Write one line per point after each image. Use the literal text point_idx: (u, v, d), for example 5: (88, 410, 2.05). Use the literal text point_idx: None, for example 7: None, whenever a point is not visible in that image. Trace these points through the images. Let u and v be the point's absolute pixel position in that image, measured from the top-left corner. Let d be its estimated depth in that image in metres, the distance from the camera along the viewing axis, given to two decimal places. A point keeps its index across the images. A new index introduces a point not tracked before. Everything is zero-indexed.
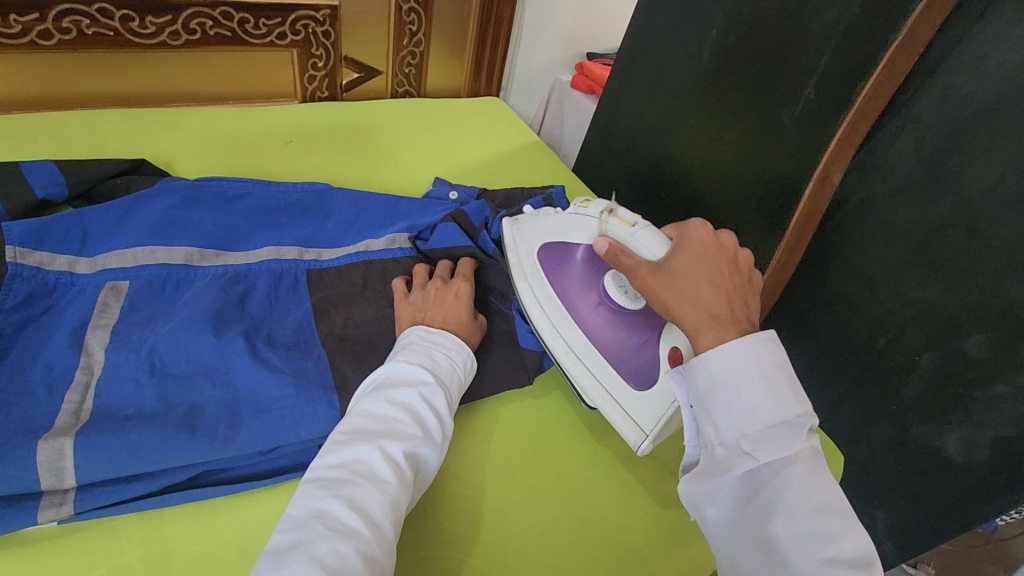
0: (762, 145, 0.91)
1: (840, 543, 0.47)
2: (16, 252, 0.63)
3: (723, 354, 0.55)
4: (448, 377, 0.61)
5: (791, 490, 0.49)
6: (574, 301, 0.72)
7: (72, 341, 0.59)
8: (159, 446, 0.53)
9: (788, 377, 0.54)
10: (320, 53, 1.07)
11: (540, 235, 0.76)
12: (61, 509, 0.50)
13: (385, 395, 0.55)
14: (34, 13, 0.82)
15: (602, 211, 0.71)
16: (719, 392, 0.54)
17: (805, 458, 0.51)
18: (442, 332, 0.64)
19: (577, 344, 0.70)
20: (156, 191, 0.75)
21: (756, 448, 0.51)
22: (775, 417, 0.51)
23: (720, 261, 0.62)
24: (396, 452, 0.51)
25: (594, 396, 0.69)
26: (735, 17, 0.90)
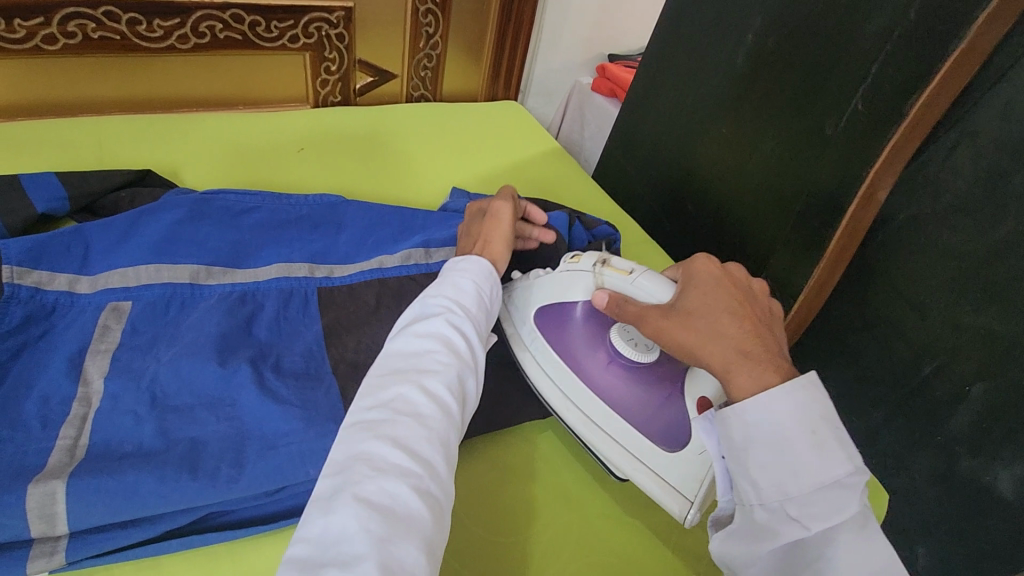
0: (801, 156, 0.86)
1: None
2: (13, 272, 0.60)
3: (760, 406, 0.47)
4: (474, 306, 0.57)
5: (848, 564, 0.43)
6: (584, 365, 0.65)
7: (70, 370, 0.56)
8: (159, 490, 0.49)
9: (835, 425, 0.47)
10: (334, 56, 1.03)
11: (535, 299, 0.69)
12: (52, 558, 0.46)
13: (412, 332, 0.51)
14: (38, 17, 0.79)
15: (594, 263, 0.66)
16: (758, 447, 0.47)
17: (860, 520, 0.44)
18: (466, 258, 0.62)
19: (594, 410, 0.63)
20: (160, 205, 0.71)
21: (804, 514, 0.44)
22: (824, 477, 0.44)
23: (735, 294, 0.56)
24: (434, 385, 0.47)
25: (623, 466, 0.61)
26: (773, 19, 0.84)
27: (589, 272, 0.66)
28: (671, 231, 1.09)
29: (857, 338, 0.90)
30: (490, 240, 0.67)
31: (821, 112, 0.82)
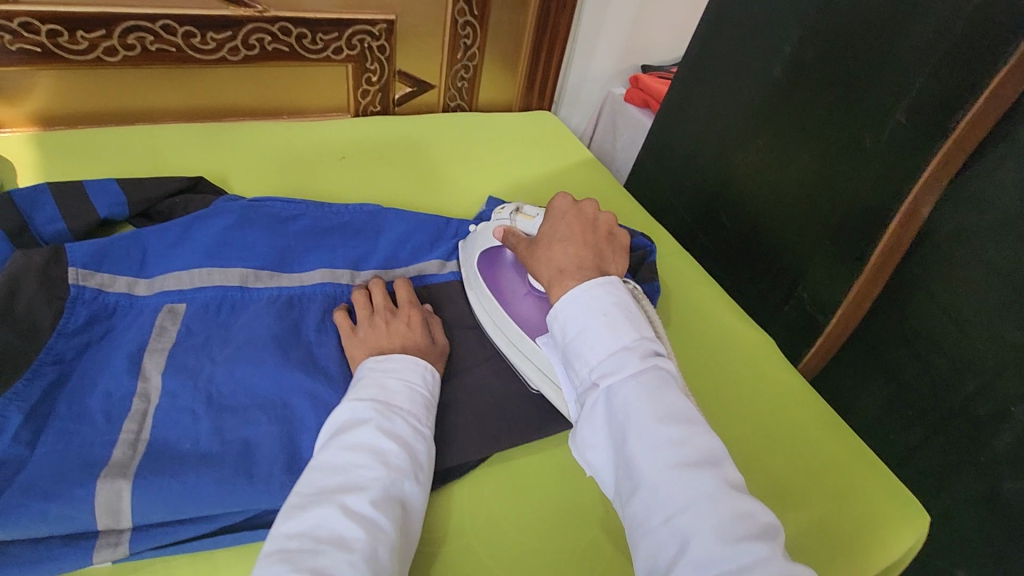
0: (840, 171, 0.85)
1: (685, 448, 0.46)
2: (79, 274, 0.63)
3: (563, 299, 0.55)
4: (408, 403, 0.56)
5: (640, 410, 0.48)
6: (506, 296, 0.73)
7: (130, 366, 0.58)
8: (215, 487, 0.51)
9: (626, 308, 0.54)
10: (375, 67, 1.06)
11: (478, 244, 0.78)
12: (117, 549, 0.48)
13: (339, 443, 0.51)
14: (101, 29, 0.82)
15: (510, 212, 0.77)
16: (567, 334, 0.54)
17: (648, 374, 0.50)
18: (390, 356, 0.60)
19: (512, 332, 0.71)
20: (212, 211, 0.74)
21: (600, 375, 0.51)
22: (613, 343, 0.51)
23: (574, 224, 0.64)
24: (359, 505, 0.47)
25: (532, 378, 0.69)
26: (815, 33, 0.84)
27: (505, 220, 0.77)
28: (706, 242, 1.09)
29: (896, 354, 0.88)
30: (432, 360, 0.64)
31: (863, 127, 0.81)
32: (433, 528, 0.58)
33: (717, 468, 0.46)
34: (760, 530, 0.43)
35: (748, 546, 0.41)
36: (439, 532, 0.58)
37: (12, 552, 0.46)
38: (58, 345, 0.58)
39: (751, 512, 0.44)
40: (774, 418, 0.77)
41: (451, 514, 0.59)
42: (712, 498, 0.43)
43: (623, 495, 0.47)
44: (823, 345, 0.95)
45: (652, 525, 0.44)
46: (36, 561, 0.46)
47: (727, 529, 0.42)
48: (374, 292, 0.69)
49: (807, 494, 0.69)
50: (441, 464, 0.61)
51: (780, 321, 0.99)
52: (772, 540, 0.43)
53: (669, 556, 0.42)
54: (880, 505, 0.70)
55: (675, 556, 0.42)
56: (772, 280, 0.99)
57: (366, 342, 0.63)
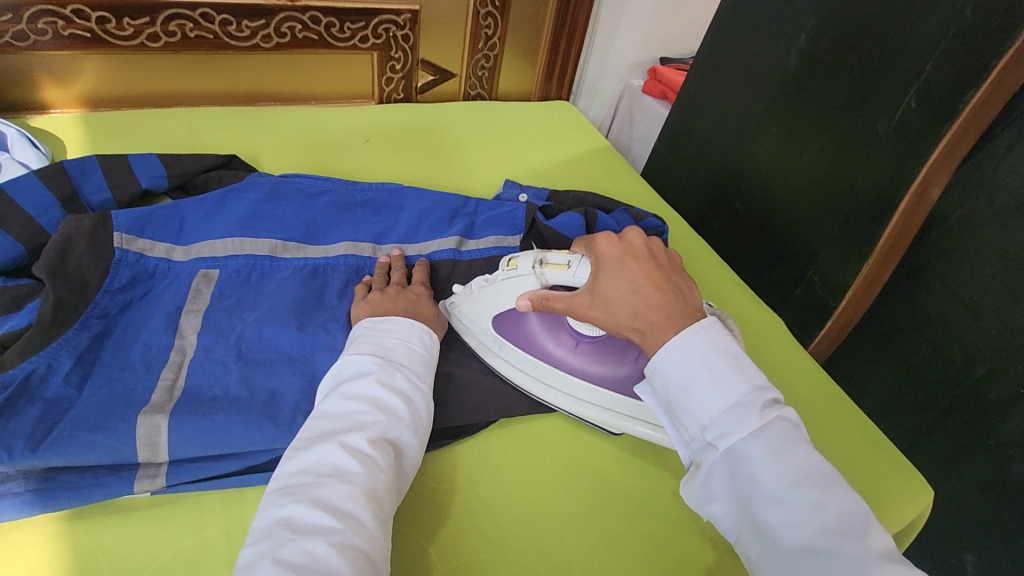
0: (851, 155, 0.87)
1: (822, 507, 0.45)
2: (122, 238, 0.68)
3: (665, 352, 0.54)
4: (405, 358, 0.59)
5: (766, 470, 0.47)
6: (553, 355, 0.69)
7: (168, 323, 0.63)
8: (244, 431, 0.55)
9: (735, 359, 0.53)
10: (399, 56, 1.10)
11: (489, 308, 0.70)
12: (154, 480, 0.52)
13: (341, 392, 0.54)
14: (145, 17, 0.88)
15: (533, 265, 0.66)
16: (674, 389, 0.53)
17: (769, 430, 0.49)
18: (388, 317, 0.63)
19: (579, 388, 0.68)
20: (244, 186, 0.79)
21: (718, 435, 0.50)
22: (726, 399, 0.50)
23: (640, 264, 0.60)
24: (356, 442, 0.49)
25: (615, 425, 0.66)
26: (827, 20, 0.86)
27: (529, 275, 0.66)
28: (719, 228, 1.10)
29: (906, 338, 0.89)
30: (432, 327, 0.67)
31: (874, 111, 0.82)
32: (444, 481, 0.61)
33: (860, 537, 0.44)
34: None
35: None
36: (451, 485, 0.61)
37: (64, 479, 0.51)
38: (103, 301, 0.63)
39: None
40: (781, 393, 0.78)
41: (462, 468, 0.63)
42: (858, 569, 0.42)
43: (757, 558, 0.47)
44: (835, 325, 0.95)
45: None
46: (83, 487, 0.50)
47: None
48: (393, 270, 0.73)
49: None
50: (453, 422, 0.64)
51: (792, 305, 1.00)
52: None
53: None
54: (883, 478, 0.71)
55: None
56: (784, 265, 1.00)
57: (370, 305, 0.65)
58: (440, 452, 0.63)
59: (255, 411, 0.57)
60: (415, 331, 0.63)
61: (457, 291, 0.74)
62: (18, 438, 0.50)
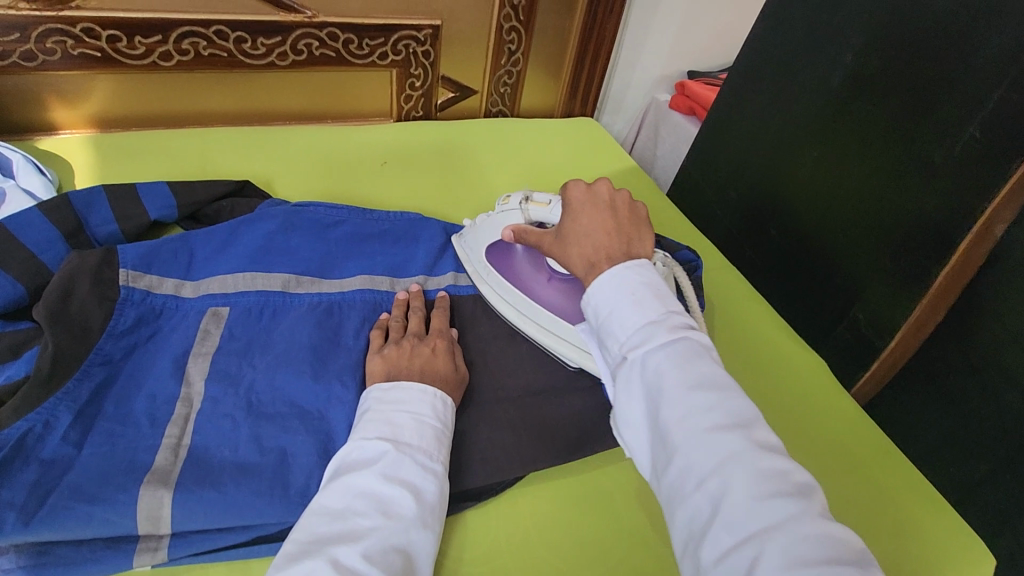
0: (903, 186, 0.80)
1: (717, 413, 0.43)
2: (128, 275, 0.64)
3: (597, 281, 0.53)
4: (416, 438, 0.54)
5: (670, 379, 0.45)
6: (528, 285, 0.74)
7: (175, 370, 0.59)
8: (252, 498, 0.51)
9: (655, 285, 0.51)
10: (419, 72, 1.06)
11: (482, 239, 0.78)
12: (156, 554, 0.48)
13: (340, 486, 0.49)
14: (157, 35, 0.84)
15: (520, 201, 0.74)
16: (596, 312, 0.52)
17: (677, 344, 0.47)
18: (399, 385, 0.57)
19: (544, 319, 0.72)
20: (257, 216, 0.75)
21: (629, 348, 0.48)
22: (640, 316, 0.49)
23: (598, 210, 0.61)
24: (350, 558, 0.44)
25: (572, 357, 0.70)
26: (880, 40, 0.80)
27: (516, 209, 0.75)
28: (752, 255, 1.05)
29: (958, 382, 0.83)
30: (456, 380, 0.62)
31: (932, 141, 0.77)
32: (467, 548, 0.57)
33: (750, 431, 0.43)
34: (795, 491, 0.40)
35: (782, 505, 0.38)
36: (475, 552, 0.56)
37: (59, 553, 0.47)
38: (107, 346, 0.59)
39: (785, 471, 0.41)
40: (828, 445, 0.73)
41: (487, 533, 0.58)
42: (744, 459, 0.40)
43: (657, 465, 0.44)
44: (881, 366, 0.90)
45: (685, 492, 0.41)
46: (79, 563, 0.47)
47: (761, 485, 0.39)
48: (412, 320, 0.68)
49: (861, 519, 0.66)
50: (477, 481, 0.60)
51: (831, 341, 0.95)
52: (808, 499, 0.40)
53: (702, 520, 0.40)
54: (943, 545, 0.65)
55: (707, 519, 0.40)
56: (824, 298, 0.94)
57: (384, 361, 0.61)
58: (462, 515, 0.59)
59: (265, 476, 0.53)
60: (432, 392, 0.58)
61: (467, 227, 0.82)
62: (10, 509, 0.46)
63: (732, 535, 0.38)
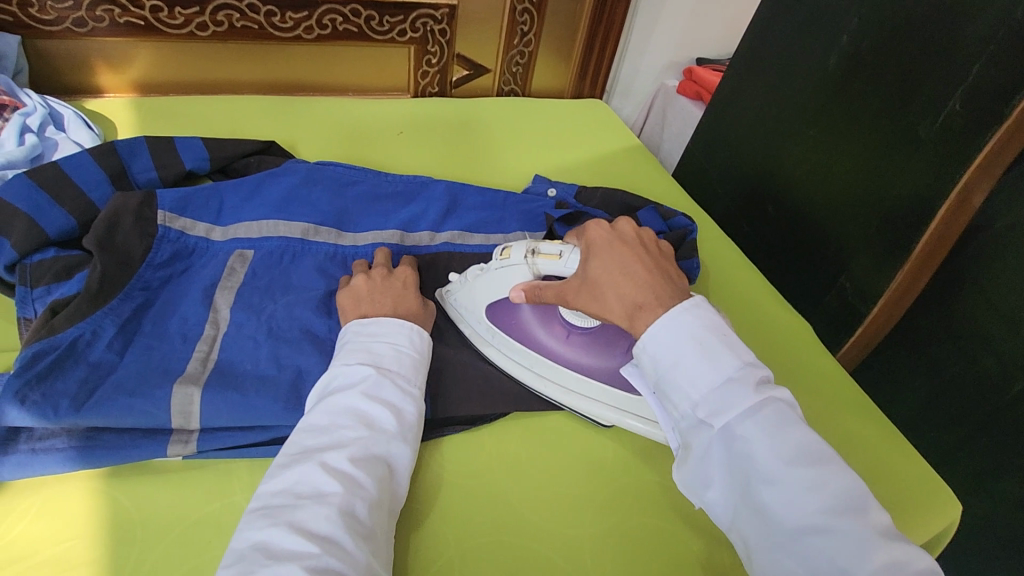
0: (887, 159, 0.85)
1: (822, 490, 0.44)
2: (165, 216, 0.71)
3: (654, 332, 0.53)
4: (398, 365, 0.57)
5: (763, 453, 0.46)
6: (546, 347, 0.70)
7: (204, 297, 0.66)
8: (270, 403, 0.57)
9: (725, 336, 0.52)
10: (435, 50, 1.12)
11: (485, 298, 0.71)
12: (186, 446, 0.55)
13: (327, 405, 0.53)
14: (195, 7, 0.92)
15: (525, 254, 0.67)
16: (661, 367, 0.52)
17: (762, 409, 0.48)
18: (376, 319, 0.60)
19: (568, 379, 0.68)
20: (282, 171, 0.81)
21: (709, 413, 0.49)
22: (716, 377, 0.49)
23: (632, 247, 0.59)
24: (338, 462, 0.48)
25: (607, 417, 0.67)
26: (870, 21, 0.84)
27: (522, 264, 0.67)
28: (748, 230, 1.09)
29: (939, 350, 0.87)
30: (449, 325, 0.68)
31: (915, 115, 0.81)
32: (463, 465, 0.63)
33: (863, 515, 0.44)
34: None
35: None
36: (469, 469, 0.62)
37: (104, 438, 0.54)
38: (146, 274, 0.66)
39: (901, 558, 0.42)
40: (807, 398, 0.77)
41: (481, 454, 0.64)
42: (861, 548, 0.42)
43: (751, 540, 0.47)
44: (866, 332, 0.94)
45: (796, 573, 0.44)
46: (121, 448, 0.53)
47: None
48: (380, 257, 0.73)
49: None
50: (471, 410, 0.66)
51: (821, 312, 0.98)
52: None
53: None
54: (912, 489, 0.69)
55: None
56: (814, 271, 0.98)
57: (356, 291, 0.65)
58: (459, 438, 0.65)
59: (281, 386, 0.59)
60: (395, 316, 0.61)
61: (456, 283, 0.74)
62: (64, 397, 0.53)
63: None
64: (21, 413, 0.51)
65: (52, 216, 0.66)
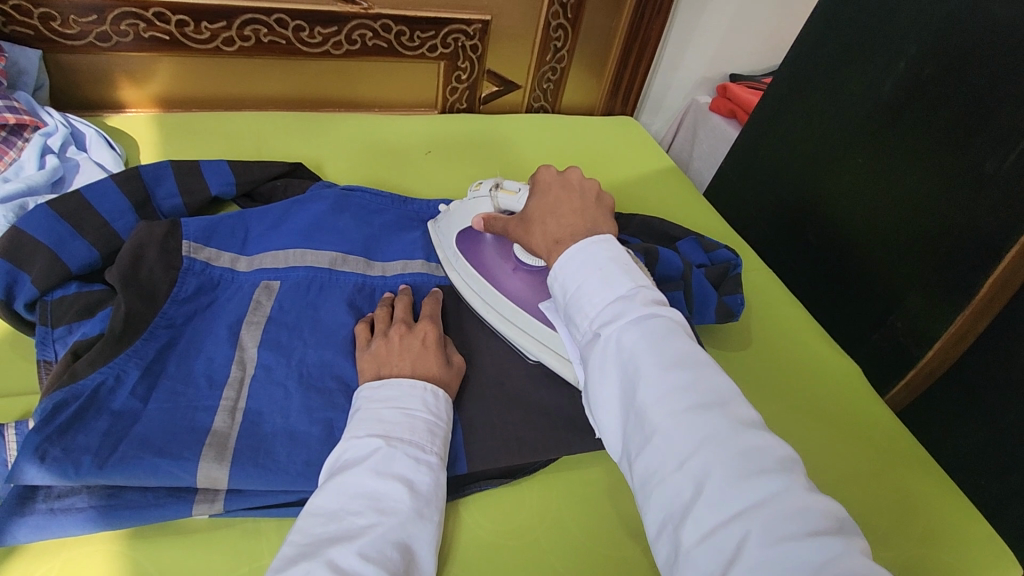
0: (947, 195, 0.80)
1: (695, 391, 0.43)
2: (190, 247, 0.67)
3: (564, 259, 0.52)
4: (409, 433, 0.53)
5: (646, 359, 0.44)
6: (494, 273, 0.74)
7: (231, 336, 0.62)
8: (302, 470, 0.54)
9: (624, 261, 0.51)
10: (465, 66, 1.09)
11: (454, 226, 0.78)
12: (213, 505, 0.52)
13: (334, 486, 0.49)
14: (222, 21, 0.88)
15: (491, 188, 0.76)
16: (567, 291, 0.51)
17: (650, 319, 0.46)
18: (387, 382, 0.57)
19: (505, 308, 0.71)
20: (310, 197, 0.78)
21: (602, 324, 0.47)
22: (611, 293, 0.48)
23: (567, 192, 0.61)
24: (345, 556, 0.45)
25: (532, 350, 0.69)
26: (933, 45, 0.80)
27: (486, 196, 0.76)
28: (787, 258, 1.05)
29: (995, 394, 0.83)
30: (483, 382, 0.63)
31: (983, 150, 0.76)
32: (502, 524, 0.59)
33: (726, 407, 0.42)
34: (777, 466, 0.40)
35: (765, 481, 0.38)
36: (508, 526, 0.59)
37: (125, 497, 0.50)
38: (171, 311, 0.62)
39: (766, 447, 0.40)
40: (860, 450, 0.73)
41: (519, 510, 0.60)
42: (725, 437, 0.40)
43: (632, 447, 0.43)
44: (917, 376, 0.90)
45: (667, 474, 0.40)
46: (144, 508, 0.50)
47: (745, 465, 0.39)
48: (399, 305, 0.68)
49: (895, 526, 0.66)
50: (509, 462, 0.62)
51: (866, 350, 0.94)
52: (792, 473, 0.39)
53: (683, 501, 0.39)
54: (978, 555, 0.65)
55: (689, 500, 0.39)
56: (860, 306, 0.94)
57: (374, 359, 0.60)
58: (495, 492, 0.61)
59: (314, 445, 0.56)
60: (411, 391, 0.56)
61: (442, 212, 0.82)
62: (85, 452, 0.50)
63: (715, 513, 0.38)
64: (40, 471, 0.48)
65: (74, 249, 0.63)
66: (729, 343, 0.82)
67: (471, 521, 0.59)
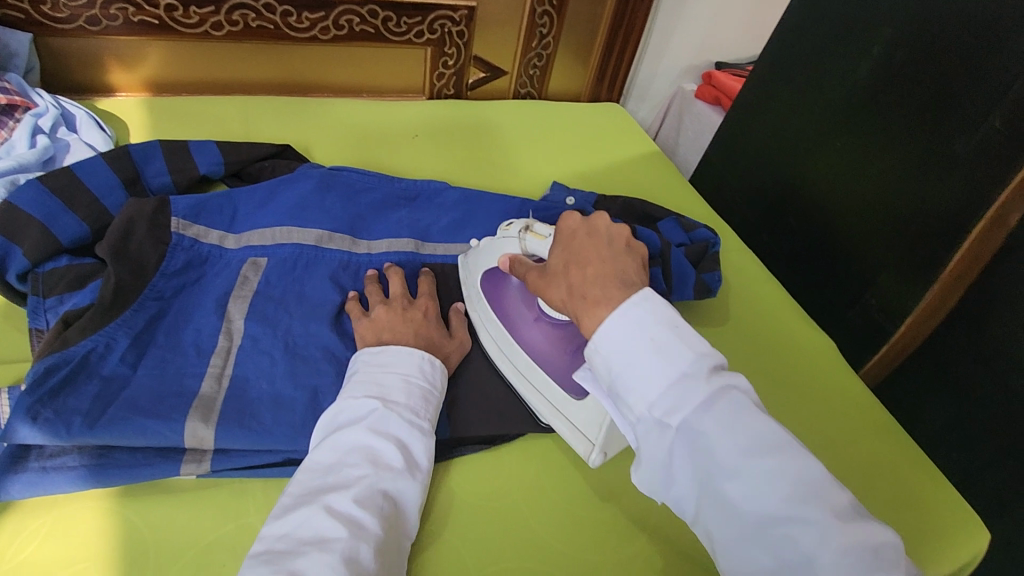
0: (920, 174, 0.82)
1: (784, 480, 0.41)
2: (179, 223, 0.69)
3: (606, 329, 0.48)
4: (404, 397, 0.55)
5: (724, 449, 0.42)
6: (514, 323, 0.69)
7: (218, 307, 0.64)
8: (288, 433, 0.56)
9: (674, 324, 0.47)
10: (452, 52, 1.10)
11: (479, 264, 0.73)
12: (201, 464, 0.54)
13: (331, 442, 0.52)
14: (211, 6, 0.90)
15: (519, 229, 0.68)
16: (613, 368, 0.47)
17: (719, 400, 0.44)
18: (384, 349, 0.58)
19: (521, 363, 0.67)
20: (296, 176, 0.79)
21: (667, 412, 0.44)
22: (669, 373, 0.45)
23: (593, 242, 0.56)
24: (341, 504, 0.47)
25: (542, 411, 0.65)
26: (907, 27, 0.82)
27: (513, 237, 0.69)
28: (768, 240, 1.07)
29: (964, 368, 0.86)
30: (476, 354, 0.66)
31: (954, 129, 0.78)
32: (481, 487, 0.61)
33: (817, 493, 0.41)
34: (877, 554, 0.39)
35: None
36: (487, 489, 0.61)
37: (116, 456, 0.52)
38: (160, 283, 0.64)
39: (867, 537, 0.40)
40: (831, 419, 0.75)
41: (499, 475, 0.63)
42: (823, 530, 0.39)
43: (716, 531, 0.43)
44: (890, 351, 0.93)
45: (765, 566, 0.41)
46: (134, 467, 0.52)
47: (852, 563, 0.38)
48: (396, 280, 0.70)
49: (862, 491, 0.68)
50: (490, 429, 0.64)
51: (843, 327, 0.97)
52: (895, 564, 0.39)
53: None
54: (940, 515, 0.68)
55: None
56: (837, 285, 0.96)
57: (374, 325, 0.62)
58: (476, 458, 0.63)
59: (299, 411, 0.58)
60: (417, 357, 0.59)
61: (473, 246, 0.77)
62: (76, 414, 0.52)
63: None
64: (33, 431, 0.50)
65: (65, 223, 0.65)
66: (707, 319, 0.85)
67: (452, 484, 0.61)
